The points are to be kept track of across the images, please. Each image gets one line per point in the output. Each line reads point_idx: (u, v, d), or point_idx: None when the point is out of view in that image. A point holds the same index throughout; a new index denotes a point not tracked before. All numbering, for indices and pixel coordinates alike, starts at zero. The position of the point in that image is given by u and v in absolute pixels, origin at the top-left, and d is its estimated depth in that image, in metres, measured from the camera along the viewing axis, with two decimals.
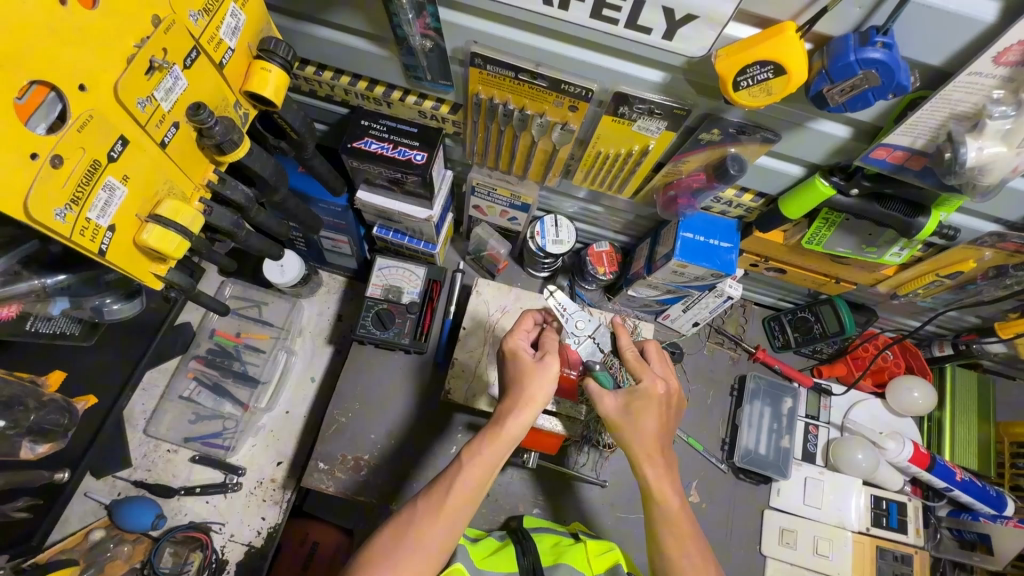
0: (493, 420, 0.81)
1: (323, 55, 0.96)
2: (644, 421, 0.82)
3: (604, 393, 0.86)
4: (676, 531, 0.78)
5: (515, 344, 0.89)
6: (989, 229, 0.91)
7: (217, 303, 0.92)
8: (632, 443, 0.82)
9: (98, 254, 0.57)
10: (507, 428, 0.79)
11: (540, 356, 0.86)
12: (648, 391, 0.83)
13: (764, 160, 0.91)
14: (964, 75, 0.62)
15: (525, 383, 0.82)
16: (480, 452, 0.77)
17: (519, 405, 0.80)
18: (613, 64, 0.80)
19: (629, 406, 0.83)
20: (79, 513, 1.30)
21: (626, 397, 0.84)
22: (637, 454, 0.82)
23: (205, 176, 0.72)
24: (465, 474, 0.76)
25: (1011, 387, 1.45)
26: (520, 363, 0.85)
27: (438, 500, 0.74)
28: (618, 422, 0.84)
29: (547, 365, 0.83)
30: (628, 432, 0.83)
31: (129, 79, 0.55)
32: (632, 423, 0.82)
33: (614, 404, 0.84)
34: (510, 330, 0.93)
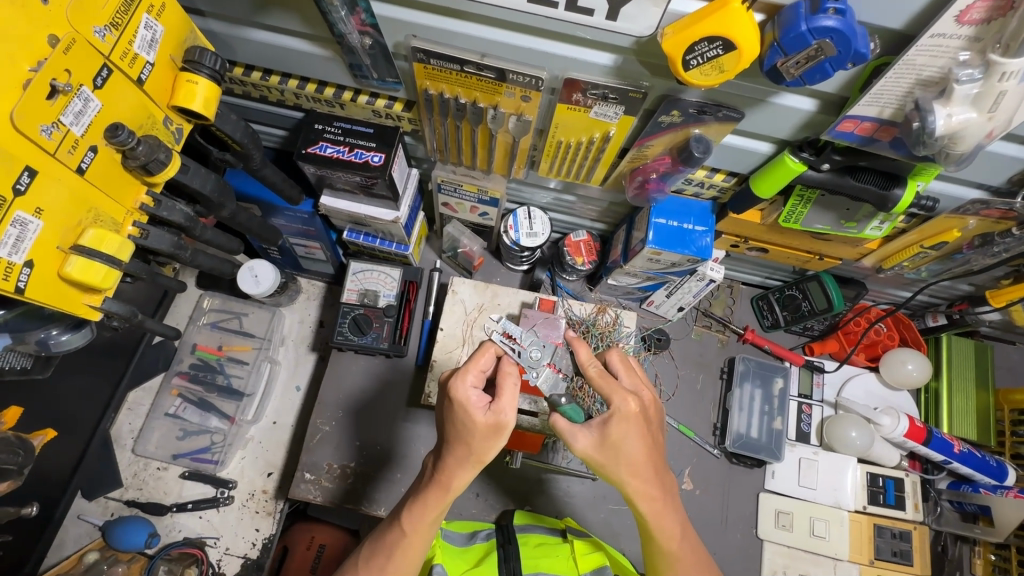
0: (436, 480, 0.81)
1: (266, 60, 0.92)
2: (626, 448, 0.78)
3: (575, 431, 0.79)
4: (670, 532, 0.82)
5: (465, 396, 0.77)
6: (973, 197, 0.87)
7: (167, 327, 0.94)
8: (619, 471, 0.79)
9: (16, 292, 0.55)
10: (451, 490, 0.80)
11: (495, 411, 0.76)
12: (622, 418, 0.78)
13: (730, 139, 0.86)
14: (926, 38, 0.58)
15: (472, 444, 0.77)
16: (421, 514, 0.81)
17: (464, 465, 0.78)
18: (559, 49, 0.76)
19: (606, 438, 0.78)
20: (73, 536, 1.27)
21: (600, 428, 0.78)
22: (624, 480, 0.80)
23: (137, 199, 0.69)
24: (406, 540, 0.81)
25: (1010, 352, 1.41)
26: (470, 422, 0.76)
27: (381, 565, 0.81)
28: (599, 460, 0.79)
29: (503, 425, 0.76)
30: (610, 464, 0.79)
31: (26, 106, 0.53)
32: (614, 455, 0.78)
33: (589, 441, 0.79)
34: (461, 367, 0.79)
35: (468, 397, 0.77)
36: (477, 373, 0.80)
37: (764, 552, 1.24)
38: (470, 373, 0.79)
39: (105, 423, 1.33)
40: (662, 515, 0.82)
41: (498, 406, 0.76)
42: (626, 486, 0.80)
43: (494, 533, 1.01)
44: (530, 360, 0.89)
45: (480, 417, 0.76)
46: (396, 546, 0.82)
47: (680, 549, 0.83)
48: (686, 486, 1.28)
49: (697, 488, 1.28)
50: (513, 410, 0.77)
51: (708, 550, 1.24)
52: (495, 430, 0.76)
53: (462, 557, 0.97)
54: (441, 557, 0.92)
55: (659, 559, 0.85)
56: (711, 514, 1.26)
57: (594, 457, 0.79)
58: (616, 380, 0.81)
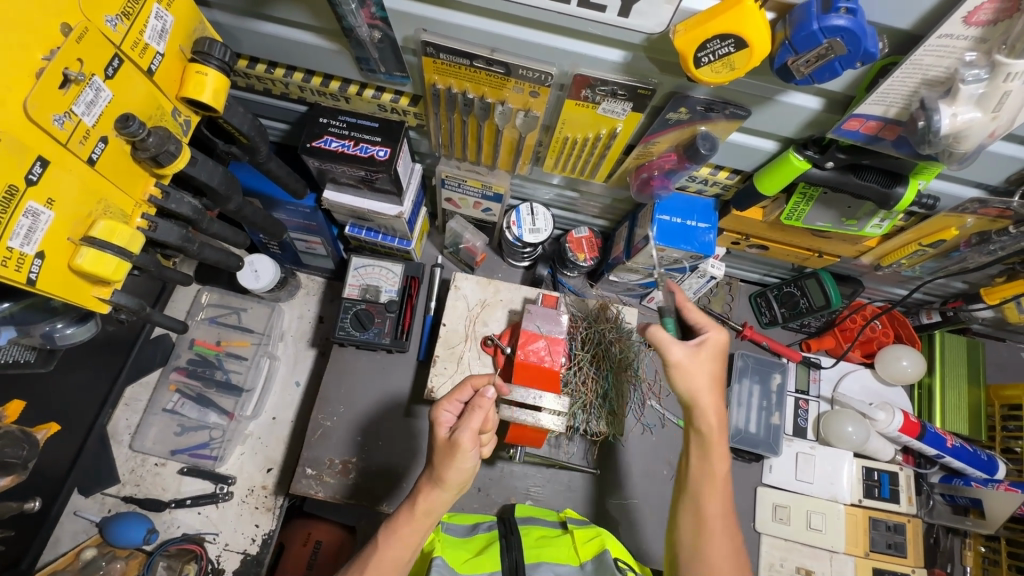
0: (408, 498, 0.86)
1: (271, 52, 0.91)
2: (712, 365, 0.90)
3: (673, 342, 0.89)
4: (719, 460, 0.88)
5: (437, 417, 0.86)
6: (971, 195, 0.89)
7: (176, 323, 0.96)
8: (689, 386, 0.89)
9: (28, 283, 0.55)
10: (418, 508, 0.83)
11: (456, 431, 0.82)
12: (717, 342, 0.91)
13: (736, 136, 0.87)
14: (934, 38, 0.59)
15: (435, 463, 0.83)
16: (394, 529, 0.83)
17: (430, 486, 0.83)
18: (568, 44, 0.76)
19: (696, 352, 0.89)
20: (70, 533, 1.25)
21: (694, 344, 0.90)
22: (692, 396, 0.89)
23: (146, 191, 0.69)
24: (377, 552, 0.81)
25: (1000, 348, 1.44)
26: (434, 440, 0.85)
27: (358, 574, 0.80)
28: (686, 365, 0.88)
29: (456, 442, 0.80)
30: (688, 376, 0.89)
31: (38, 95, 0.52)
32: (693, 368, 0.89)
33: (684, 351, 0.89)
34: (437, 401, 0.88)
35: (437, 417, 0.86)
36: (452, 405, 0.87)
37: (761, 545, 1.26)
38: (451, 401, 0.88)
39: (102, 419, 1.31)
40: (714, 441, 0.89)
41: (457, 427, 0.81)
42: (691, 404, 0.89)
43: (495, 525, 1.02)
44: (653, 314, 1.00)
45: (441, 435, 0.83)
46: (372, 559, 0.81)
47: (719, 484, 0.87)
48: None
49: None
50: (468, 433, 0.80)
51: None
52: (452, 450, 0.81)
53: (464, 547, 0.95)
54: (441, 550, 0.91)
55: (697, 489, 0.88)
56: None
57: (685, 366, 0.89)
58: (709, 317, 0.94)
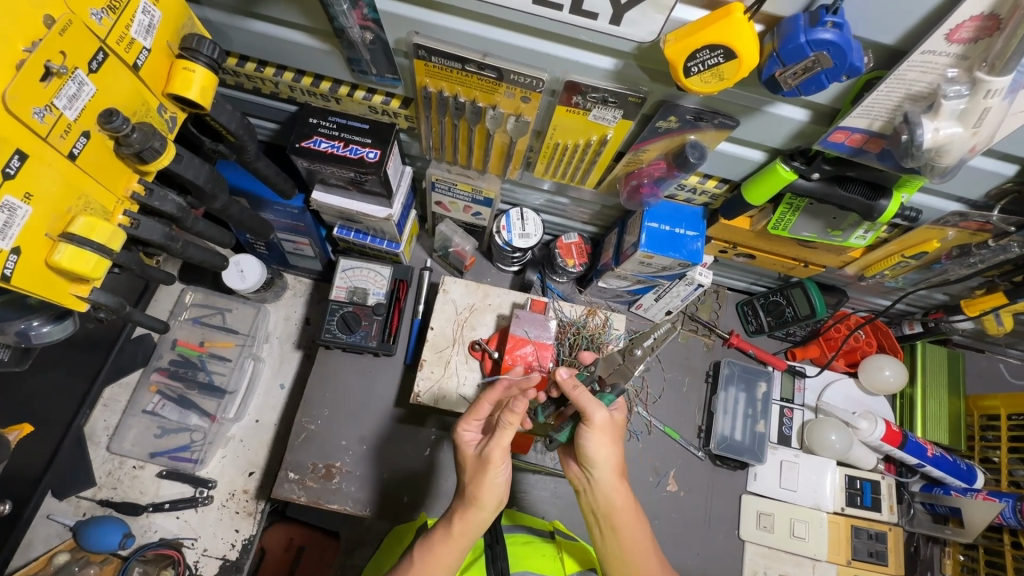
0: (446, 517, 0.84)
1: (262, 51, 0.90)
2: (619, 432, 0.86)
3: (597, 404, 0.82)
4: (636, 527, 0.86)
5: (462, 436, 0.90)
6: (952, 209, 0.90)
7: (156, 321, 0.94)
8: (606, 453, 0.84)
9: (2, 279, 0.53)
10: (455, 527, 0.81)
11: (485, 447, 0.85)
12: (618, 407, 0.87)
13: (724, 146, 0.88)
14: (918, 54, 0.60)
15: (467, 483, 0.84)
16: (431, 549, 0.81)
17: (466, 504, 0.82)
18: (561, 51, 0.77)
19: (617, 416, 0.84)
20: (43, 537, 1.22)
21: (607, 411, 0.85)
22: (608, 467, 0.84)
23: (128, 187, 0.68)
24: (412, 571, 0.80)
25: (980, 359, 1.47)
26: (464, 458, 0.87)
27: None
28: (602, 431, 0.83)
29: (489, 457, 0.82)
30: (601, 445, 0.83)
31: (18, 87, 0.51)
32: (613, 433, 0.84)
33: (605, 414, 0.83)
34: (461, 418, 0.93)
35: (463, 437, 0.90)
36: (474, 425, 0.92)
37: (744, 553, 1.26)
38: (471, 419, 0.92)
39: (80, 420, 1.28)
40: (630, 512, 0.85)
41: (487, 442, 0.84)
42: (602, 475, 0.84)
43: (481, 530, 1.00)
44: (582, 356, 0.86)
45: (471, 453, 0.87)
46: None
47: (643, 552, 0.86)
48: (670, 487, 1.29)
49: (681, 489, 1.30)
50: (501, 446, 0.83)
51: (692, 552, 1.26)
52: (484, 465, 0.83)
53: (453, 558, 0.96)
54: None
55: (624, 558, 0.85)
56: (694, 517, 1.28)
57: (603, 429, 0.83)
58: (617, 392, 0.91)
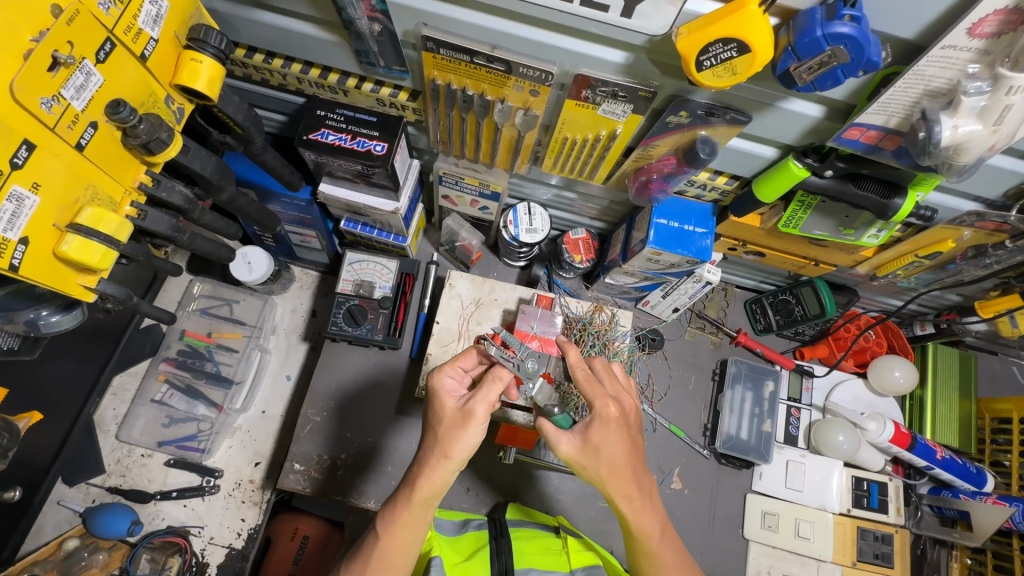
0: (408, 480, 0.79)
1: (270, 42, 0.90)
2: (613, 448, 0.80)
3: (560, 435, 0.81)
4: (650, 526, 0.82)
5: (440, 383, 0.82)
6: (969, 208, 0.88)
7: (165, 313, 0.94)
8: (601, 474, 0.80)
9: (10, 270, 0.54)
10: (419, 490, 0.77)
11: (467, 401, 0.79)
12: (604, 422, 0.80)
13: (736, 141, 0.86)
14: (938, 49, 0.58)
15: (440, 434, 0.78)
16: (396, 516, 0.78)
17: (433, 463, 0.77)
18: (571, 43, 0.76)
19: (588, 442, 0.80)
20: (53, 522, 1.24)
21: (583, 432, 0.81)
22: (605, 481, 0.81)
23: (135, 179, 0.68)
24: (379, 543, 0.78)
25: (992, 361, 1.45)
26: (442, 409, 0.79)
27: (358, 571, 0.78)
28: (581, 461, 0.81)
29: (471, 413, 0.77)
30: (592, 466, 0.80)
31: (27, 76, 0.51)
32: (595, 460, 0.79)
33: (573, 443, 0.81)
34: (442, 364, 0.85)
35: (443, 384, 0.82)
36: (455, 371, 0.85)
37: (749, 552, 1.26)
38: (453, 367, 0.85)
39: (89, 409, 1.30)
40: (640, 512, 0.81)
41: (470, 397, 0.78)
42: (607, 488, 0.81)
43: (486, 524, 1.01)
44: (525, 372, 0.85)
45: (451, 404, 0.79)
46: (373, 552, 0.79)
47: (660, 546, 0.83)
48: (674, 485, 1.29)
49: (685, 487, 1.29)
50: (484, 404, 0.78)
51: (695, 550, 1.25)
52: (464, 420, 0.78)
53: (454, 547, 0.94)
54: (438, 550, 0.90)
55: (644, 555, 0.83)
56: (697, 515, 1.28)
57: (577, 459, 0.81)
58: (602, 385, 0.82)
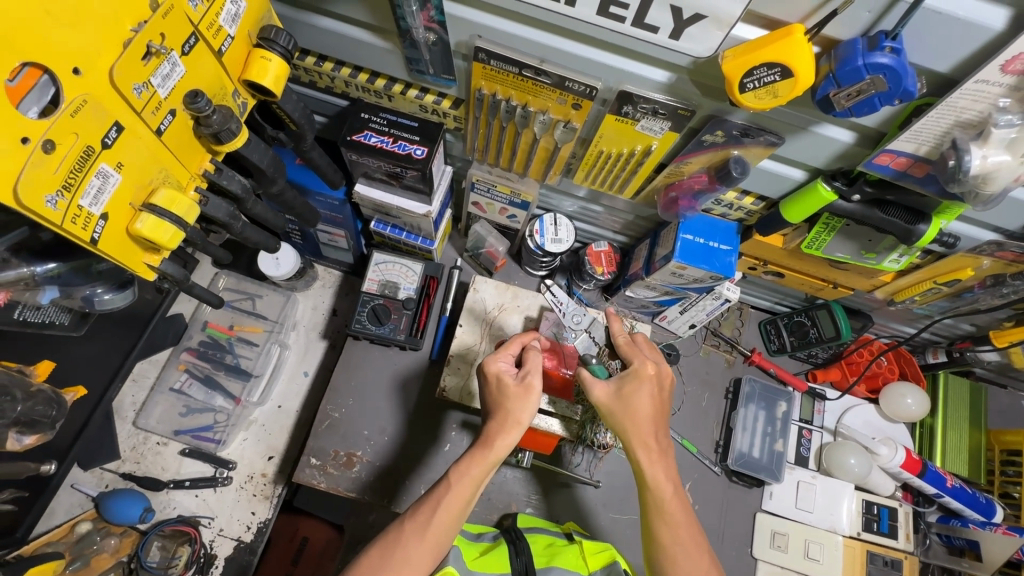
0: (480, 441, 0.84)
1: (325, 47, 0.94)
2: (641, 401, 0.86)
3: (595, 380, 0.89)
4: (662, 480, 0.83)
5: (496, 366, 0.88)
6: (989, 238, 0.92)
7: (213, 297, 0.95)
8: (624, 423, 0.86)
9: (90, 243, 0.56)
10: (494, 450, 0.82)
11: (524, 376, 0.87)
12: (640, 375, 0.88)
13: (767, 163, 0.90)
14: (971, 83, 0.62)
15: (508, 405, 0.84)
16: (468, 470, 0.81)
17: (504, 427, 0.83)
18: (618, 62, 0.79)
19: (620, 391, 0.87)
20: (65, 506, 1.24)
21: (618, 382, 0.88)
22: (626, 431, 0.86)
23: (201, 166, 0.71)
24: (450, 493, 0.80)
25: (1002, 394, 1.47)
26: (508, 382, 0.86)
27: (423, 522, 0.79)
28: (609, 408, 0.87)
29: (531, 385, 0.85)
30: (619, 414, 0.86)
31: (125, 64, 0.54)
32: (623, 407, 0.86)
33: (606, 391, 0.88)
34: (493, 352, 0.92)
35: (499, 367, 0.88)
36: (507, 356, 0.91)
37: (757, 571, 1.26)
38: (502, 353, 0.91)
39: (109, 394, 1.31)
40: (656, 467, 0.84)
41: (526, 372, 0.87)
42: (626, 437, 0.86)
43: (500, 534, 1.02)
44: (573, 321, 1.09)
45: (512, 381, 0.86)
46: (440, 501, 0.80)
47: (673, 503, 0.83)
48: None
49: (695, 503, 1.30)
50: (540, 375, 0.87)
51: None
52: (526, 392, 0.85)
53: (472, 545, 0.97)
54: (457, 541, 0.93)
55: (654, 510, 0.84)
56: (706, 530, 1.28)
57: (608, 405, 0.87)
58: (641, 349, 0.92)
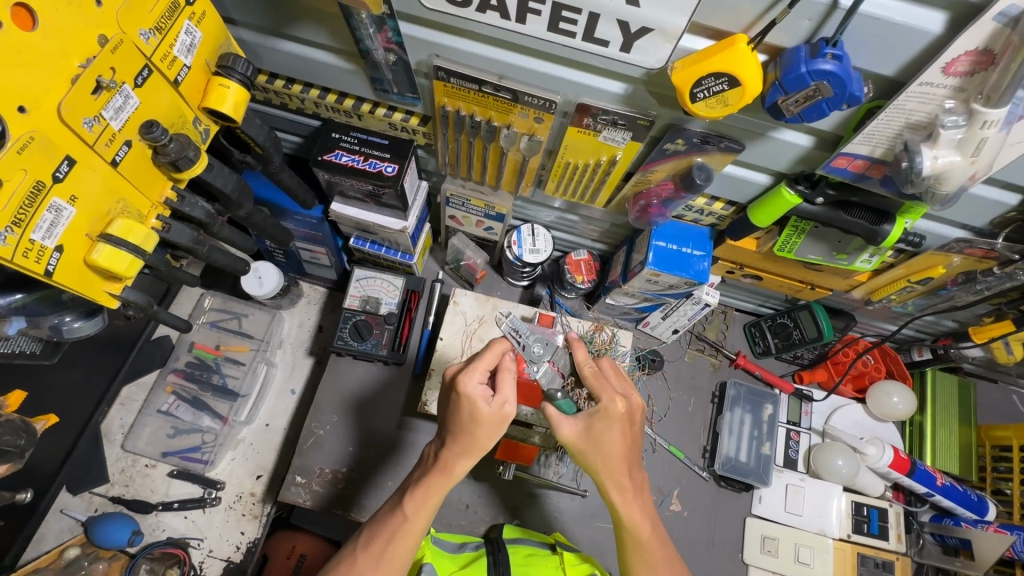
0: (438, 468, 0.84)
1: (292, 69, 0.95)
2: (612, 442, 0.84)
3: (563, 419, 0.86)
4: (639, 520, 0.86)
5: (468, 387, 0.81)
6: (957, 236, 0.92)
7: (179, 321, 0.96)
8: (596, 463, 0.84)
9: (45, 275, 0.57)
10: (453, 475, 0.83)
11: (501, 403, 0.82)
12: (610, 415, 0.83)
13: (731, 168, 0.90)
14: (916, 85, 0.62)
15: (477, 434, 0.81)
16: (424, 496, 0.83)
17: (462, 453, 0.83)
18: (573, 75, 0.80)
19: (589, 430, 0.84)
20: (55, 531, 1.25)
21: (587, 419, 0.85)
22: (599, 470, 0.85)
23: (162, 194, 0.72)
24: (404, 524, 0.82)
25: (991, 389, 1.46)
26: (472, 413, 0.81)
27: (378, 551, 0.81)
28: (578, 448, 0.85)
29: (507, 415, 0.81)
30: (589, 453, 0.84)
31: (73, 100, 0.55)
32: (594, 448, 0.84)
33: (575, 429, 0.85)
34: (465, 366, 0.83)
35: (473, 389, 0.81)
36: (479, 373, 0.83)
37: None
38: (477, 370, 0.83)
39: (97, 418, 1.32)
40: (631, 505, 0.86)
41: (504, 399, 0.82)
42: (599, 476, 0.85)
43: (483, 544, 1.02)
44: (531, 355, 0.93)
45: (484, 409, 0.81)
46: (395, 531, 0.82)
47: (650, 540, 0.86)
48: (674, 507, 1.28)
49: (684, 510, 1.29)
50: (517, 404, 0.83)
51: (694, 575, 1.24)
52: (500, 421, 0.81)
53: (451, 557, 0.98)
54: (430, 557, 0.93)
55: (632, 545, 0.87)
56: (697, 537, 1.27)
57: (576, 444, 0.85)
58: (609, 383, 0.87)
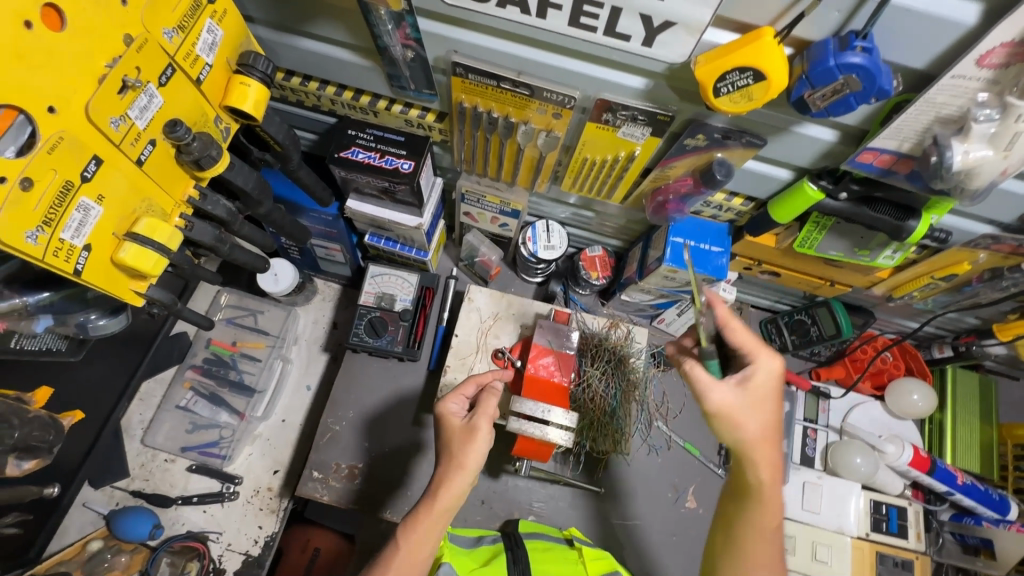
0: (427, 492, 0.84)
1: (309, 66, 0.95)
2: (766, 413, 0.77)
3: (712, 386, 0.78)
4: (770, 504, 0.79)
5: (446, 407, 0.91)
6: (983, 231, 0.90)
7: (201, 318, 0.97)
8: (754, 431, 0.77)
9: (74, 274, 0.58)
10: (442, 499, 0.82)
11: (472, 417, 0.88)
12: (772, 379, 0.77)
13: (752, 163, 0.89)
14: (947, 78, 0.61)
15: (453, 450, 0.86)
16: (426, 512, 0.82)
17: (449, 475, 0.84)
18: (593, 70, 0.80)
19: (746, 395, 0.77)
20: (78, 524, 1.27)
21: (742, 383, 0.78)
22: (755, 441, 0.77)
23: (185, 192, 0.73)
24: (398, 547, 0.80)
25: (1013, 387, 1.43)
26: (449, 430, 0.89)
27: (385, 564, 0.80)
28: (735, 412, 0.77)
29: (475, 428, 0.86)
30: (745, 419, 0.77)
31: (100, 99, 0.56)
32: (747, 413, 0.77)
33: (729, 394, 0.77)
34: (445, 393, 0.94)
35: (448, 409, 0.91)
36: (458, 397, 0.93)
37: None
38: (458, 392, 0.94)
39: (117, 413, 1.33)
40: (774, 486, 0.78)
41: (474, 413, 0.88)
42: (746, 450, 0.77)
43: (501, 537, 1.02)
44: None
45: (457, 423, 0.89)
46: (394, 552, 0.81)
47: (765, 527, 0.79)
48: (689, 504, 1.24)
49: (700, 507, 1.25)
50: (485, 418, 0.87)
51: None
52: (469, 434, 0.87)
53: (469, 554, 0.97)
54: (449, 555, 0.92)
55: (727, 532, 0.82)
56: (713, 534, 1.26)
57: (730, 409, 0.77)
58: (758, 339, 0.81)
